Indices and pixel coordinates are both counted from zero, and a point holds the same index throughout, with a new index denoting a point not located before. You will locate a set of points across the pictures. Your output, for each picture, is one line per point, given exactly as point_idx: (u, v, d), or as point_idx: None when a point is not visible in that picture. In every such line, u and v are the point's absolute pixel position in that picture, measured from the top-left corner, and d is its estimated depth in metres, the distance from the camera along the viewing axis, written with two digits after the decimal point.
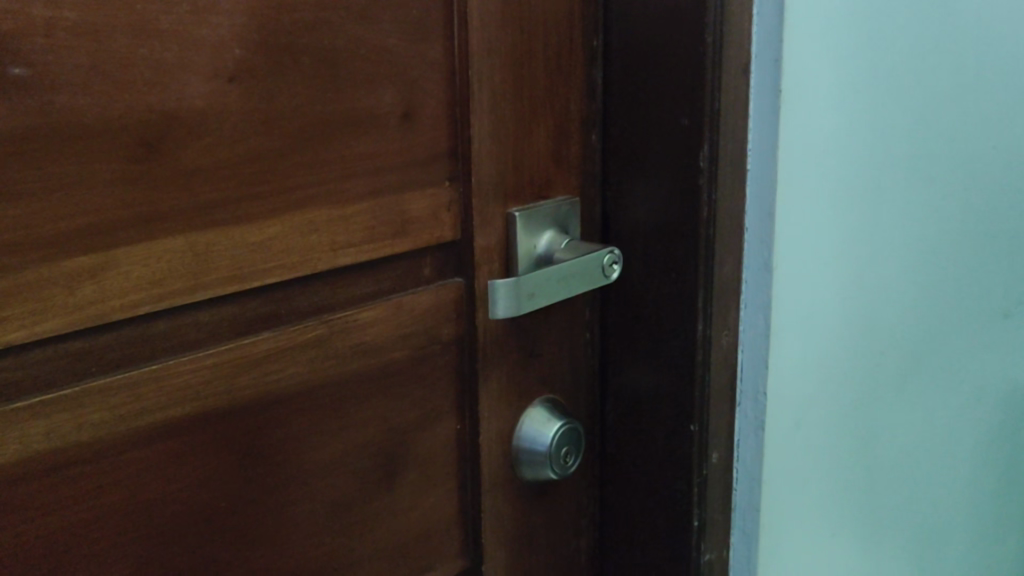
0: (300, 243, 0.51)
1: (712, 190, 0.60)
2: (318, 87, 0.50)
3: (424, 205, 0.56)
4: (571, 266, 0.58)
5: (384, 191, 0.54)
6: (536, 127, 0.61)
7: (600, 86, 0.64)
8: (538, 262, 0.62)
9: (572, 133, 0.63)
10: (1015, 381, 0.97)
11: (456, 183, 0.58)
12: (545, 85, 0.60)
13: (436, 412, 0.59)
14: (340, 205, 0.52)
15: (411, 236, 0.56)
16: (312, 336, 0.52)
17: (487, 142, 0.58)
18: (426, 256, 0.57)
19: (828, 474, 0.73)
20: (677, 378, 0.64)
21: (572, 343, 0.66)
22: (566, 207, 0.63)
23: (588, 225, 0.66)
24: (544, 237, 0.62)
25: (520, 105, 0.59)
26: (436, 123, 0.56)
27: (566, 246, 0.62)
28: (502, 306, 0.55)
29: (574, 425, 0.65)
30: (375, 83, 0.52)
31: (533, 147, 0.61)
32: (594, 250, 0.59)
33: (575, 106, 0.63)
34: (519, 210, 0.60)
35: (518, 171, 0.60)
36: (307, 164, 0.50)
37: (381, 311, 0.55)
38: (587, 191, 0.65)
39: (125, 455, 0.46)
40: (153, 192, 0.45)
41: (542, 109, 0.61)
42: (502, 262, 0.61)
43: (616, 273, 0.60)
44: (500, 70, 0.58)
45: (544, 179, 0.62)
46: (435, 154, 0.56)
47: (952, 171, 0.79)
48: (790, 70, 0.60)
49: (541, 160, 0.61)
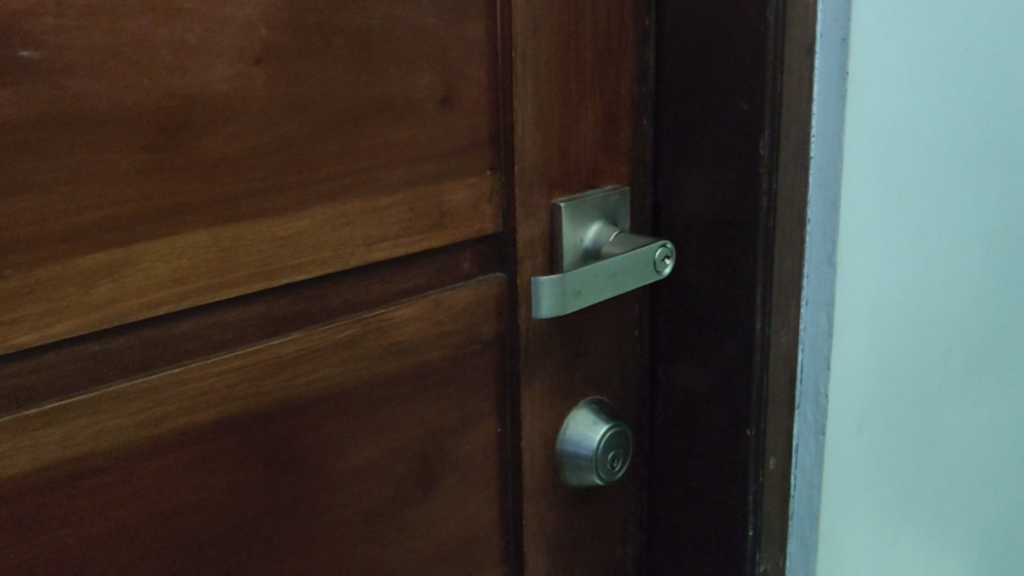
0: (332, 237, 0.48)
1: (772, 179, 0.56)
2: (351, 70, 0.47)
3: (464, 196, 0.53)
4: (623, 262, 0.54)
5: (421, 181, 0.51)
6: (583, 113, 0.57)
7: (652, 69, 0.60)
8: (585, 256, 0.58)
9: (621, 118, 0.59)
10: None
11: (499, 172, 0.54)
12: (594, 68, 0.57)
13: (477, 414, 0.56)
14: (375, 196, 0.49)
15: (450, 229, 0.53)
16: (345, 335, 0.49)
17: (532, 128, 0.54)
18: (465, 249, 0.54)
19: (891, 480, 0.69)
20: (732, 379, 0.60)
21: (621, 341, 0.62)
22: (615, 197, 0.59)
23: (637, 216, 0.62)
24: (592, 230, 0.58)
25: (566, 89, 0.56)
26: (477, 109, 0.52)
27: (615, 239, 0.58)
28: (545, 304, 0.51)
29: (622, 428, 0.61)
30: (412, 66, 0.49)
31: (580, 134, 0.57)
32: (646, 244, 0.56)
33: (626, 90, 0.59)
34: (565, 200, 0.57)
35: (564, 160, 0.57)
36: (340, 153, 0.47)
37: (418, 308, 0.52)
38: (637, 180, 0.61)
39: (147, 464, 0.43)
40: (173, 184, 0.42)
41: (590, 92, 0.57)
42: (547, 256, 0.57)
43: (669, 268, 0.57)
44: (546, 51, 0.54)
45: (592, 168, 0.58)
46: (475, 141, 0.53)
47: None
48: (858, 51, 0.56)
49: (588, 148, 0.58)
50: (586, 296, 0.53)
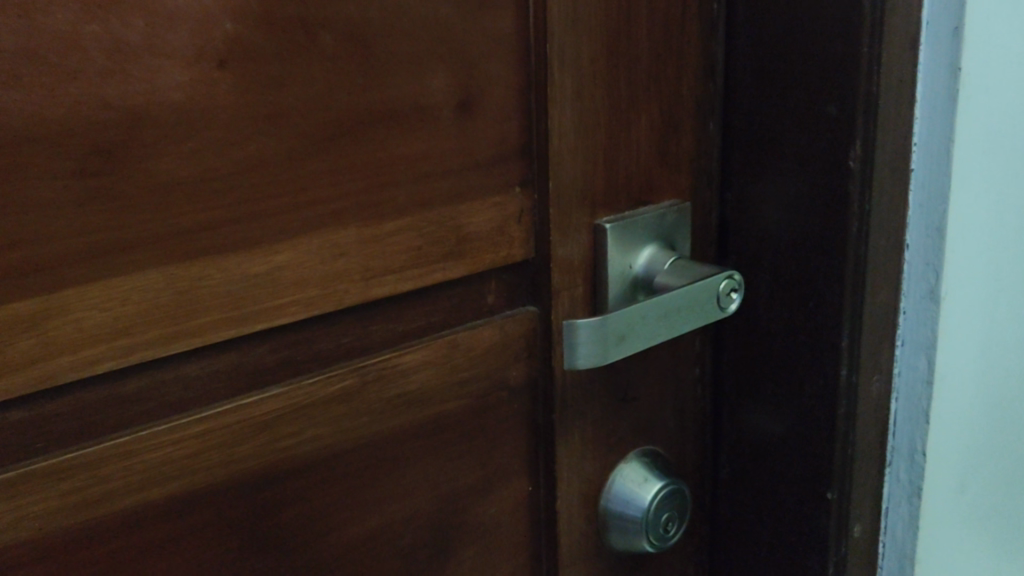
0: (321, 273, 0.40)
1: (863, 199, 0.46)
2: (344, 71, 0.38)
3: (488, 219, 0.44)
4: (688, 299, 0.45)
5: (434, 202, 0.42)
6: (635, 117, 0.48)
7: (721, 61, 0.50)
8: (636, 285, 0.49)
9: (682, 122, 0.50)
10: None
11: (530, 188, 0.46)
12: (649, 63, 0.48)
13: (504, 471, 0.48)
14: (376, 222, 0.41)
15: (470, 257, 0.44)
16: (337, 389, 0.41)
17: (571, 137, 0.45)
18: (490, 280, 0.46)
19: (997, 542, 0.59)
20: (810, 432, 0.51)
21: (679, 380, 0.54)
22: (672, 215, 0.50)
23: (701, 236, 0.53)
24: (644, 255, 0.49)
25: (614, 89, 0.47)
26: (505, 114, 0.44)
27: (673, 265, 0.49)
28: (579, 356, 0.43)
29: (678, 485, 0.52)
30: (422, 64, 0.40)
31: (631, 141, 0.48)
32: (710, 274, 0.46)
33: (689, 87, 0.50)
34: (611, 220, 0.48)
35: (610, 173, 0.48)
36: (330, 172, 0.39)
37: (431, 352, 0.44)
38: (701, 194, 0.52)
39: (88, 551, 0.36)
40: (110, 217, 0.34)
41: (645, 91, 0.48)
42: (588, 286, 0.48)
43: (737, 303, 0.48)
44: (590, 43, 0.45)
45: (646, 181, 0.49)
46: (502, 152, 0.44)
47: None
48: (973, 41, 0.46)
49: (641, 158, 0.49)
50: (632, 347, 0.44)
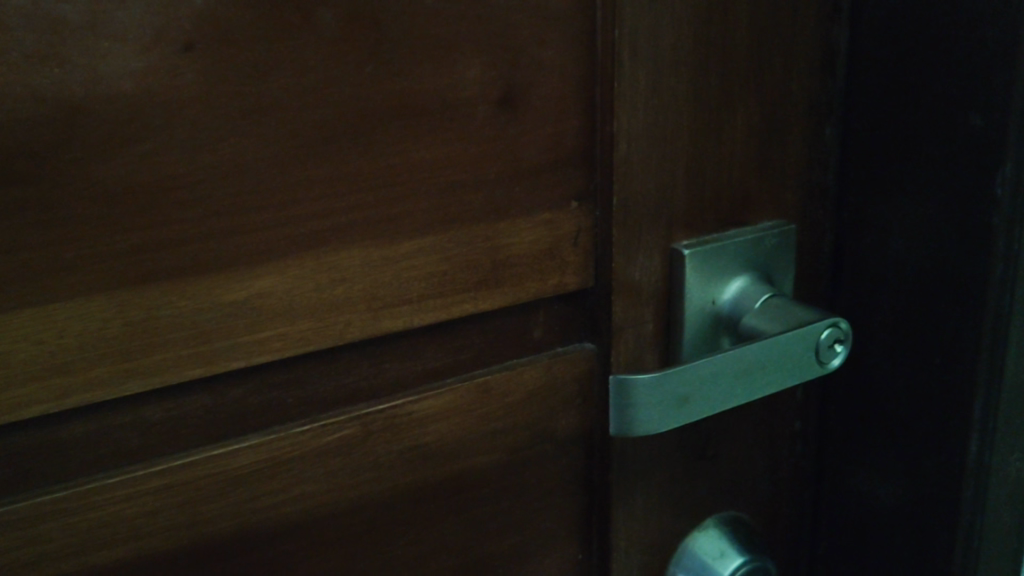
0: (315, 303, 0.33)
1: (1012, 237, 0.36)
2: (348, 59, 0.31)
3: (534, 240, 0.37)
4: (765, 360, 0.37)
5: (465, 218, 0.35)
6: (727, 120, 0.39)
7: (843, 52, 0.41)
8: (721, 320, 0.41)
9: (791, 127, 0.41)
10: None
11: (590, 203, 0.38)
12: (748, 55, 0.39)
13: (546, 535, 0.41)
14: (389, 243, 0.34)
15: (510, 285, 0.37)
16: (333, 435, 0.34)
17: (642, 144, 0.37)
18: (538, 311, 0.38)
19: None
20: (927, 517, 0.41)
21: (772, 434, 0.45)
22: (770, 238, 0.41)
23: (808, 263, 0.44)
24: (731, 287, 0.40)
25: (702, 86, 0.38)
26: (559, 114, 0.36)
27: (769, 299, 0.40)
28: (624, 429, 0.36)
29: (762, 565, 0.44)
30: (451, 52, 0.33)
31: (721, 150, 0.39)
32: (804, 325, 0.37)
33: (800, 84, 0.41)
34: (692, 246, 0.39)
35: (694, 187, 0.39)
36: (330, 182, 0.32)
37: (457, 398, 0.37)
38: (811, 214, 0.43)
39: None
40: (46, 234, 0.28)
41: (742, 89, 0.39)
42: (659, 322, 0.40)
43: (840, 356, 0.39)
44: (670, 30, 0.37)
45: (740, 197, 0.41)
46: (554, 160, 0.36)
47: None
48: None
49: (735, 170, 0.40)
50: (690, 415, 0.37)
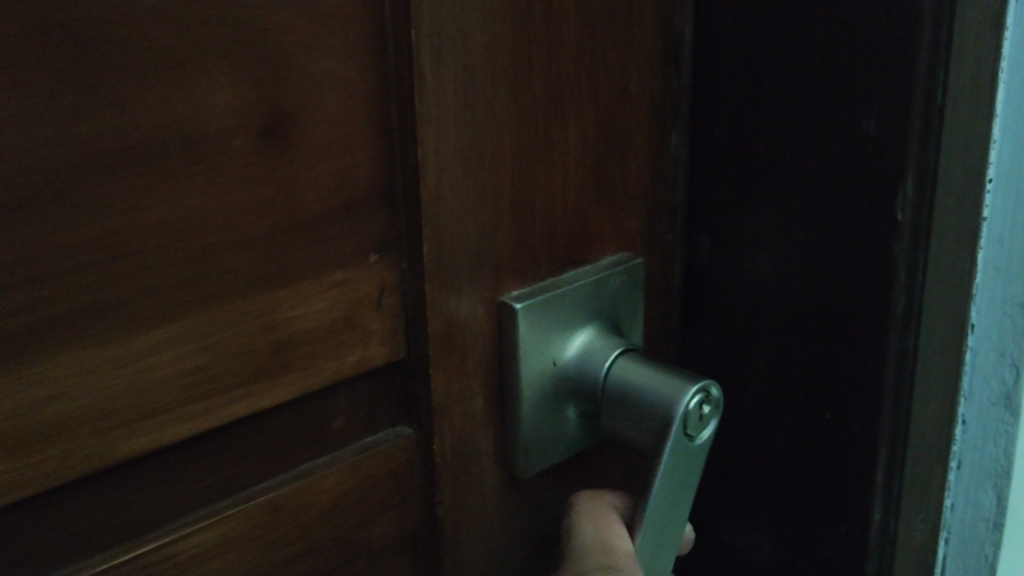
0: (27, 432, 0.23)
1: (915, 266, 0.31)
2: (45, 87, 0.22)
3: (327, 308, 0.28)
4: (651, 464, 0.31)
5: (234, 291, 0.26)
6: (562, 138, 0.32)
7: (688, 43, 0.34)
8: (562, 387, 0.33)
9: (637, 140, 0.34)
10: None
11: (393, 253, 0.30)
12: (583, 56, 0.31)
13: None
14: (128, 336, 0.24)
15: (299, 369, 0.28)
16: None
17: (458, 176, 0.29)
18: (337, 393, 0.30)
19: None
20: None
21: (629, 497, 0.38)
22: (614, 279, 0.34)
23: (662, 293, 0.37)
24: (576, 348, 0.33)
25: (528, 98, 0.30)
26: (347, 143, 0.28)
27: (615, 364, 0.33)
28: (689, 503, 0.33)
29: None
30: (193, 70, 0.24)
31: (558, 176, 0.32)
32: (673, 407, 0.31)
33: (644, 84, 0.33)
34: (521, 299, 0.32)
35: (528, 220, 0.31)
36: (39, 260, 0.23)
37: (240, 525, 0.28)
38: (660, 240, 0.36)
39: None
40: None
41: (576, 96, 0.32)
42: (496, 391, 0.32)
43: (709, 425, 0.32)
44: (484, 31, 0.29)
45: (580, 229, 0.33)
46: (344, 203, 0.28)
47: None
48: None
49: (574, 198, 0.33)
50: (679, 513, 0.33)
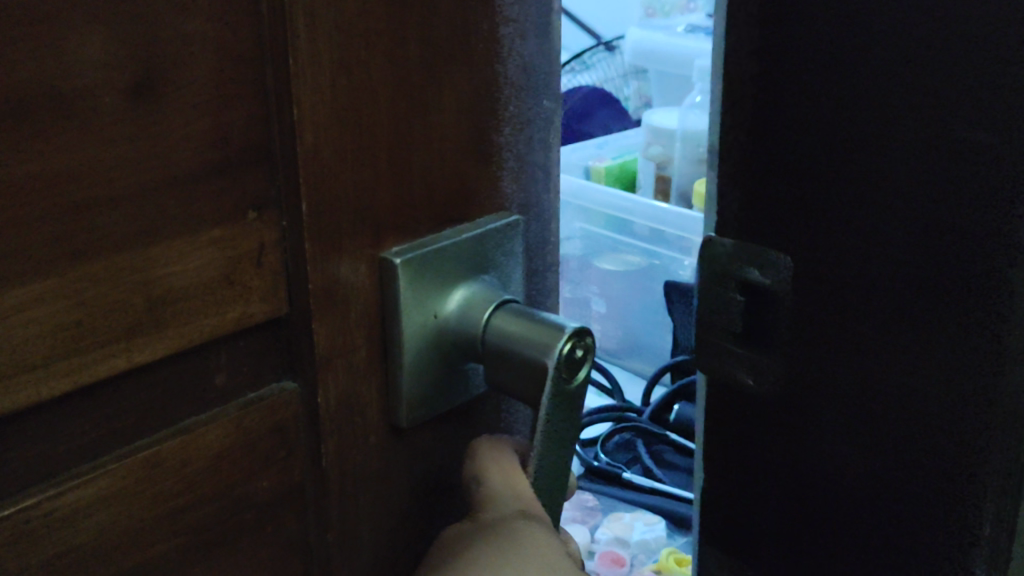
0: None
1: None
2: None
3: (205, 265, 0.29)
4: (535, 412, 0.33)
5: (106, 248, 0.27)
6: (440, 99, 0.32)
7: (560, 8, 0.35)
8: (446, 339, 0.34)
9: (517, 102, 0.35)
10: None
11: (272, 212, 0.30)
12: (458, 20, 0.32)
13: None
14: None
15: (176, 324, 0.29)
16: (460, 532, 0.35)
17: (332, 136, 0.30)
18: (216, 349, 0.30)
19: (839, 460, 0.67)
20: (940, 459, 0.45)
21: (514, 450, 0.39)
22: (490, 237, 0.35)
23: (542, 251, 0.38)
24: (454, 303, 0.34)
25: (404, 59, 0.31)
26: (222, 102, 0.28)
27: (493, 319, 0.34)
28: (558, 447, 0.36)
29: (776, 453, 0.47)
30: (53, 27, 0.24)
31: (438, 136, 0.33)
32: (545, 359, 0.32)
33: (521, 45, 0.34)
34: (399, 256, 0.32)
35: (407, 179, 0.32)
36: None
37: (120, 481, 0.28)
38: (542, 199, 0.37)
39: None
40: None
41: (452, 58, 0.32)
42: (378, 346, 0.33)
43: (586, 368, 0.33)
44: None
45: (460, 188, 0.34)
46: (221, 162, 0.28)
47: None
48: None
49: (455, 158, 0.33)
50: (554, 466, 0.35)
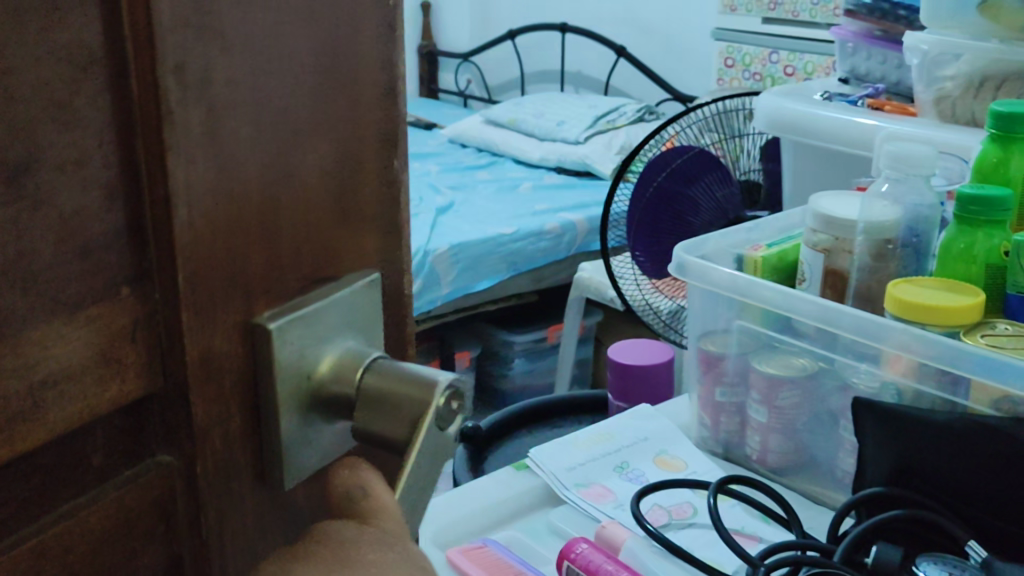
0: None
1: None
2: None
3: (82, 346, 0.28)
4: (406, 453, 0.36)
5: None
6: (299, 166, 0.33)
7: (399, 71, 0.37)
8: (312, 400, 0.35)
9: (364, 161, 0.36)
10: (879, 232, 0.87)
11: (146, 286, 0.30)
12: (312, 85, 0.33)
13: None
14: None
15: (55, 410, 0.28)
16: (335, 527, 0.36)
17: (205, 207, 0.30)
18: (92, 429, 0.29)
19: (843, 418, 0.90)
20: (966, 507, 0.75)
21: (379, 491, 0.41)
22: (348, 297, 0.37)
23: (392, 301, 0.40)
24: (329, 360, 0.36)
25: (267, 126, 0.31)
26: (93, 179, 0.27)
27: (366, 378, 0.36)
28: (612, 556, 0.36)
29: None
30: None
31: (297, 201, 0.33)
32: (425, 408, 0.35)
33: (366, 108, 0.36)
34: (276, 320, 0.33)
35: (278, 244, 0.33)
36: None
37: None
38: (391, 253, 0.39)
39: None
40: None
41: (307, 122, 0.33)
42: (251, 410, 0.33)
43: (457, 415, 0.37)
44: (221, 61, 0.29)
45: (317, 252, 0.35)
46: (96, 241, 0.28)
47: (905, 185, 0.89)
48: None
49: (312, 221, 0.34)
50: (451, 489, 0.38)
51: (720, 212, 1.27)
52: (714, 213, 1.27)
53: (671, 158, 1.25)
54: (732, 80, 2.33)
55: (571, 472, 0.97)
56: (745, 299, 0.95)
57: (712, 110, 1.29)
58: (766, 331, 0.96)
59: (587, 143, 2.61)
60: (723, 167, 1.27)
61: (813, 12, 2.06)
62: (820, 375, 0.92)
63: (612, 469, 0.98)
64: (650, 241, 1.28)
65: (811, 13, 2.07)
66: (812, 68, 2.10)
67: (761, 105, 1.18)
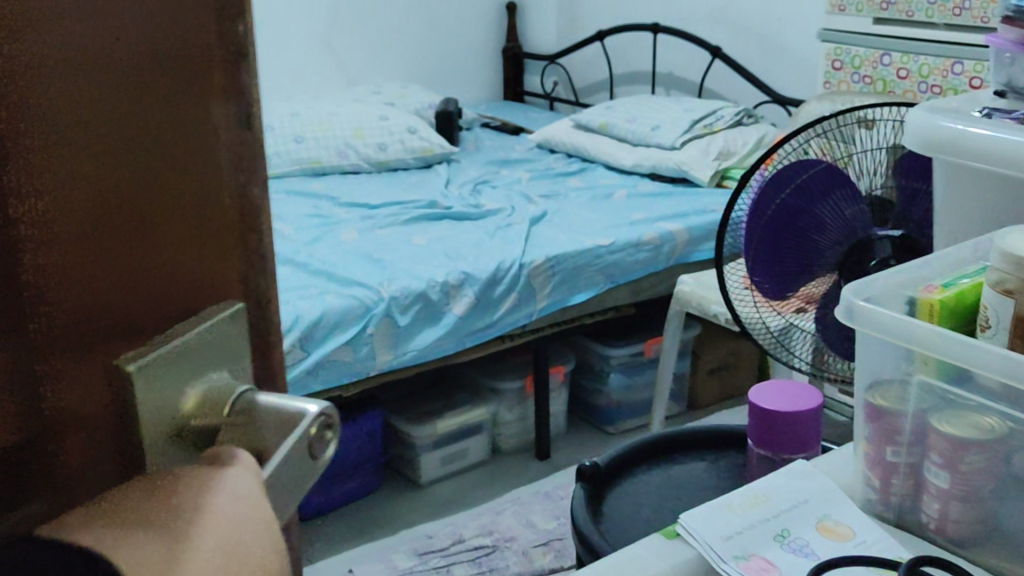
0: None
1: None
2: None
3: None
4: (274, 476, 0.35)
5: None
6: (162, 203, 0.34)
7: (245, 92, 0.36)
8: (171, 439, 0.35)
9: (238, 193, 0.36)
10: None
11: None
12: (169, 122, 0.33)
13: None
14: None
15: None
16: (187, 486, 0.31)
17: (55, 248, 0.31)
18: None
19: None
20: None
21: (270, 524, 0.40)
22: (220, 325, 0.36)
23: (266, 358, 0.40)
24: (190, 398, 0.35)
25: (116, 165, 0.32)
26: None
27: (234, 409, 0.36)
28: None
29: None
30: None
31: (160, 235, 0.34)
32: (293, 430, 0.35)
33: (231, 137, 0.36)
34: (138, 364, 0.33)
35: (138, 280, 0.33)
36: None
37: None
38: (259, 283, 0.39)
39: None
40: None
41: (168, 160, 0.33)
42: (113, 448, 0.34)
43: (332, 441, 0.37)
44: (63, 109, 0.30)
45: (186, 290, 0.35)
46: None
47: None
48: None
49: (176, 256, 0.35)
50: None
51: (848, 230, 1.19)
52: (841, 231, 1.19)
53: (790, 174, 1.22)
54: (840, 83, 2.21)
55: (726, 542, 0.66)
56: (927, 352, 0.65)
57: (829, 124, 1.25)
58: (938, 382, 0.67)
59: (683, 148, 2.52)
60: (854, 184, 1.20)
61: (929, 12, 1.94)
62: (1019, 440, 0.63)
63: (769, 535, 0.67)
64: (772, 262, 1.24)
65: (927, 13, 1.95)
66: (927, 70, 2.00)
67: (915, 122, 0.88)
